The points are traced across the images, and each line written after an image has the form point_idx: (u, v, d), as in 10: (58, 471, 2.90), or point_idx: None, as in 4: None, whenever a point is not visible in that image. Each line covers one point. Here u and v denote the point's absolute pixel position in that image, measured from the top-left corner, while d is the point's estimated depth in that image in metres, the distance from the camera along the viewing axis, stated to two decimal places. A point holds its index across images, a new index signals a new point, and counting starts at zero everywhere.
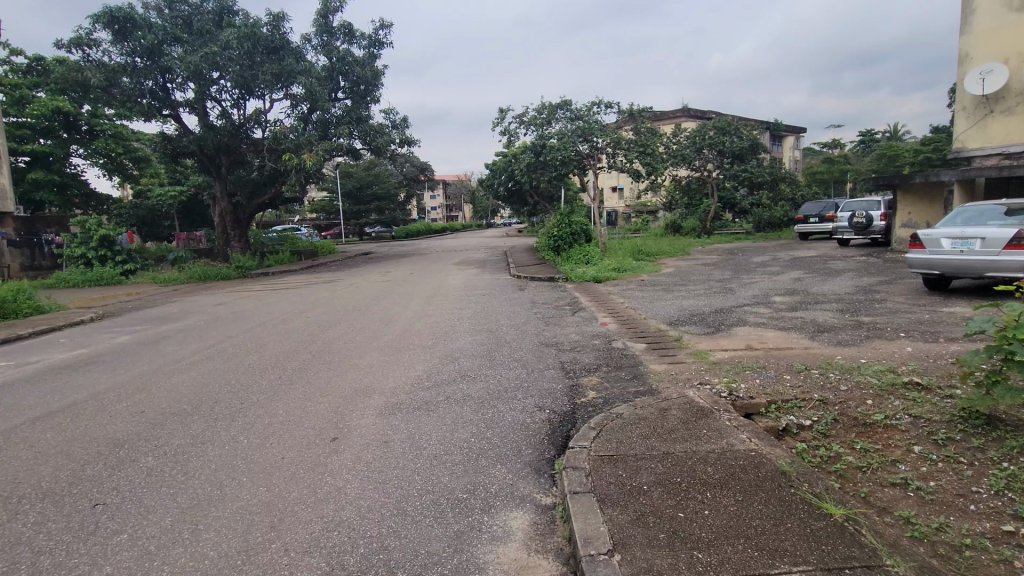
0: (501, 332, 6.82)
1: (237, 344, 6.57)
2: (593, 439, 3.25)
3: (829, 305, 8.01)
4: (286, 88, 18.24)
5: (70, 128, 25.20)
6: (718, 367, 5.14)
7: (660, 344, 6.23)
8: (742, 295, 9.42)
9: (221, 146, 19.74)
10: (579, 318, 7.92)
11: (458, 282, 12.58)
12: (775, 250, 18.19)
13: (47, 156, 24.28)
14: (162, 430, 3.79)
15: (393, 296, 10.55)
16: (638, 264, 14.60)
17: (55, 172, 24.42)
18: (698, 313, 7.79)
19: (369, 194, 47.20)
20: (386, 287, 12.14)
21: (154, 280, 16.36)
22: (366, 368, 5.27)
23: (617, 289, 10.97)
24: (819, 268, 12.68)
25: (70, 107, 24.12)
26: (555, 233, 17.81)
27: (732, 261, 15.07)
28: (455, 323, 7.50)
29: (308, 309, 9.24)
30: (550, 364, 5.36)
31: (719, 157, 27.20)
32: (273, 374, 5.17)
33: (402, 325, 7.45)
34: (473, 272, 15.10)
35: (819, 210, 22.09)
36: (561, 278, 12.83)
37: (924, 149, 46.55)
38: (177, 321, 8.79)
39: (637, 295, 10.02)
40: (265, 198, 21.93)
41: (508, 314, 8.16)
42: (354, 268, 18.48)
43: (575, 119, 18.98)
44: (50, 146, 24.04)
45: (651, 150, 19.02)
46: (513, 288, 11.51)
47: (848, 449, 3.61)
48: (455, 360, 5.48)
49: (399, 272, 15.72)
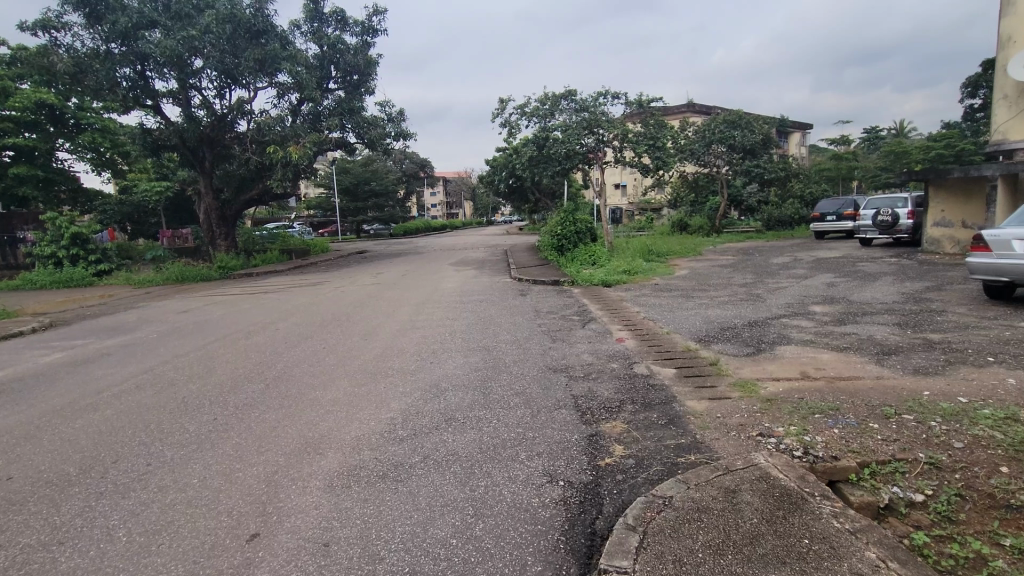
0: (500, 352, 5.71)
1: (181, 367, 5.47)
2: (636, 553, 2.14)
3: (881, 317, 6.89)
4: (272, 76, 17.14)
5: (56, 122, 24.13)
6: (776, 407, 4.00)
7: (693, 369, 5.11)
8: (773, 303, 8.30)
9: (204, 138, 18.63)
10: (592, 333, 6.80)
11: (454, 286, 11.46)
12: (793, 250, 17.06)
13: (31, 151, 23.16)
14: (19, 514, 2.70)
15: (380, 303, 9.45)
16: (650, 265, 13.50)
17: (40, 167, 23.33)
18: (729, 327, 6.68)
19: (366, 190, 46.10)
20: (374, 292, 11.04)
21: (129, 281, 15.26)
22: (326, 406, 4.17)
23: (629, 295, 9.86)
24: (850, 270, 11.54)
25: (54, 99, 22.86)
26: (559, 232, 16.70)
27: (751, 262, 13.97)
28: (446, 338, 6.39)
29: (279, 319, 8.15)
30: (560, 401, 4.23)
31: (730, 153, 26.10)
32: (208, 414, 4.07)
33: (383, 341, 6.35)
34: (471, 273, 13.99)
35: (837, 207, 21.00)
36: (567, 281, 11.73)
37: (936, 145, 45.44)
38: (129, 333, 7.70)
39: (653, 302, 8.91)
40: (253, 194, 20.82)
41: (508, 327, 7.04)
42: (344, 268, 17.37)
43: (580, 111, 17.80)
44: (35, 140, 22.93)
45: (661, 144, 17.90)
46: (515, 293, 10.41)
47: (993, 550, 2.49)
48: (440, 394, 4.37)
49: (392, 273, 14.63)
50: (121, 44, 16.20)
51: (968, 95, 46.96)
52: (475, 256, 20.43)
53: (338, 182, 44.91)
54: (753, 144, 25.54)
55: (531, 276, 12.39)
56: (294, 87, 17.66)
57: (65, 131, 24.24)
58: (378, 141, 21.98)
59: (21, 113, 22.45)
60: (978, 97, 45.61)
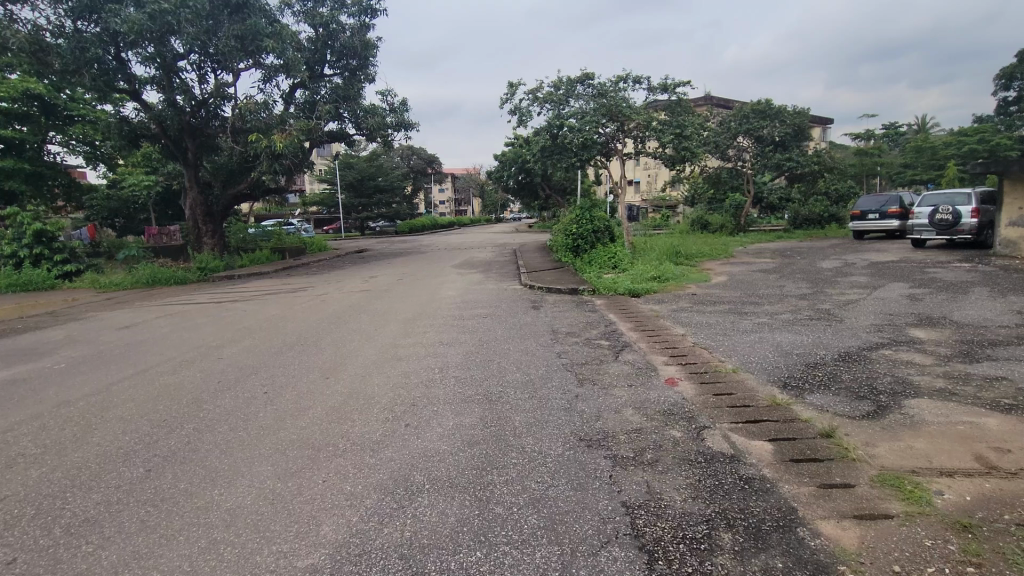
0: (507, 407, 3.99)
1: (49, 428, 3.82)
2: None
3: (1021, 351, 5.11)
4: (257, 57, 15.51)
5: (49, 113, 22.72)
6: (997, 553, 2.25)
7: (800, 444, 3.36)
8: (856, 324, 6.53)
9: (185, 126, 17.03)
10: (630, 371, 5.06)
11: (454, 295, 9.75)
12: (837, 252, 15.26)
13: (20, 144, 21.64)
14: None
15: (363, 317, 7.81)
16: (681, 270, 11.75)
17: (29, 160, 21.78)
18: (818, 365, 4.93)
19: (371, 186, 44.42)
20: (360, 301, 9.42)
21: (95, 284, 13.68)
22: (212, 532, 2.48)
23: (666, 310, 8.10)
24: (924, 278, 9.75)
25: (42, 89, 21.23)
26: (574, 231, 14.98)
27: (797, 267, 12.20)
28: (437, 377, 4.75)
29: (233, 340, 6.54)
30: (606, 524, 2.50)
31: (757, 145, 24.36)
32: (10, 546, 2.40)
33: (350, 382, 4.70)
34: (475, 278, 12.32)
35: (879, 204, 19.22)
36: (587, 290, 9.99)
37: (968, 141, 43.50)
38: (37, 358, 6.09)
39: (700, 321, 7.18)
40: (242, 189, 19.26)
41: (519, 361, 5.33)
42: (336, 270, 15.74)
43: (597, 96, 16.06)
44: (24, 132, 21.39)
45: (690, 133, 16.12)
46: (526, 305, 8.71)
47: None
48: (408, 505, 2.66)
49: (386, 277, 12.96)
50: (92, 22, 14.67)
51: (1003, 89, 44.89)
52: (481, 256, 18.75)
53: (342, 177, 43.31)
54: (784, 135, 23.67)
55: (545, 283, 10.69)
56: (281, 69, 15.99)
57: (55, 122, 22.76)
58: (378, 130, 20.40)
59: (10, 104, 20.94)
60: (1013, 89, 43.54)
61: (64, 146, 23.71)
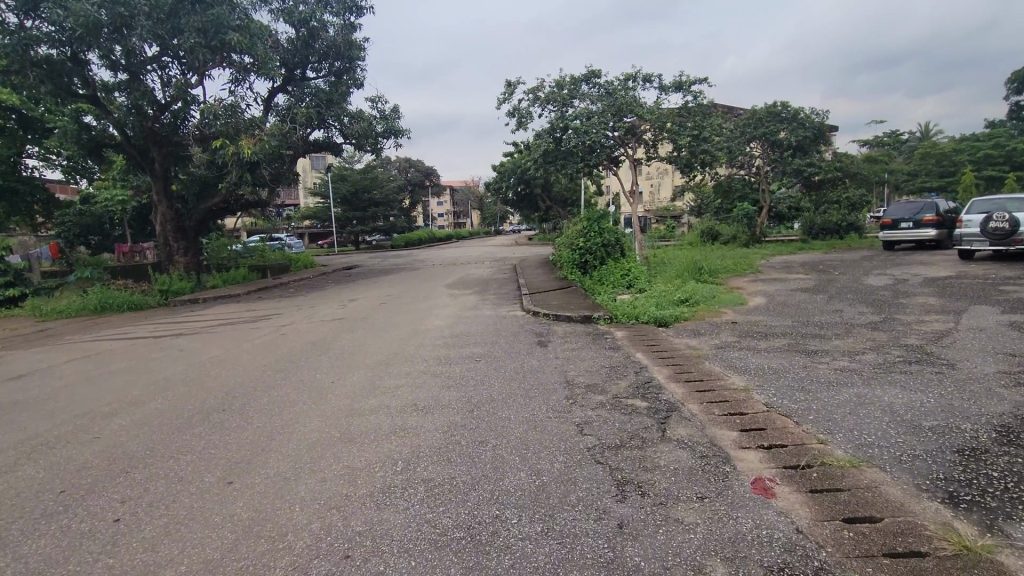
0: (506, 568, 2.30)
1: None
2: None
3: None
4: (225, 55, 13.95)
5: (26, 126, 20.54)
6: None
7: None
8: (975, 369, 4.86)
9: (148, 135, 15.37)
10: (692, 464, 3.34)
11: (443, 326, 8.05)
12: (875, 266, 13.66)
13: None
14: None
15: (321, 360, 6.09)
16: (710, 289, 10.09)
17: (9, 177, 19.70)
18: (976, 453, 3.26)
19: (366, 199, 42.80)
20: (327, 336, 7.70)
21: (36, 310, 11.96)
22: None
23: (707, 346, 6.40)
24: (1011, 299, 8.10)
25: (16, 100, 19.10)
26: (582, 245, 13.32)
27: (842, 285, 10.58)
28: (394, 486, 3.02)
29: (136, 401, 4.82)
30: None
31: (771, 149, 22.80)
32: None
33: (257, 497, 2.98)
34: (470, 301, 10.67)
35: (913, 211, 17.64)
36: (602, 316, 8.32)
37: (982, 146, 42.11)
38: None
39: (759, 363, 5.50)
40: (216, 203, 17.62)
41: (522, 444, 3.63)
42: (315, 291, 14.07)
43: (605, 94, 14.47)
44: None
45: (708, 135, 14.50)
46: (532, 339, 7.04)
47: None
48: None
49: (368, 301, 11.27)
50: (40, 18, 13.17)
51: (1016, 92, 43.68)
52: (478, 273, 17.12)
53: (335, 190, 41.66)
54: (802, 139, 22.08)
55: (552, 308, 9.02)
56: (252, 68, 14.37)
57: (34, 135, 20.81)
58: (366, 138, 18.90)
59: None
60: None
61: (41, 159, 22.11)
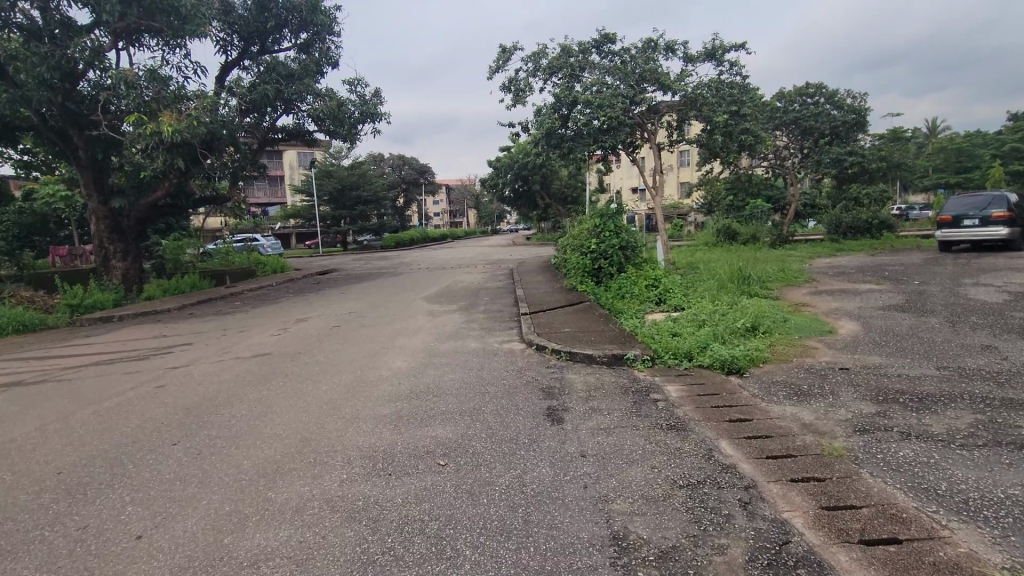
0: None
1: None
2: None
3: None
4: (150, 10, 11.25)
5: None
6: None
7: None
8: None
9: (65, 114, 12.63)
10: None
11: (403, 374, 5.35)
12: (955, 273, 11.03)
13: None
14: None
15: (162, 466, 3.39)
16: (773, 310, 7.43)
17: None
18: None
19: (354, 197, 39.82)
20: (223, 392, 5.01)
21: None
22: None
23: (838, 428, 3.72)
24: None
25: None
26: (594, 248, 10.67)
27: (947, 302, 7.94)
28: None
29: None
30: None
31: (802, 137, 20.19)
32: None
33: None
34: (451, 324, 7.96)
35: (976, 206, 15.04)
36: (637, 356, 5.62)
37: (1008, 138, 39.24)
38: None
39: (983, 489, 2.81)
40: (159, 197, 14.81)
41: None
42: (264, 305, 11.35)
43: (621, 62, 11.79)
44: None
45: (747, 111, 11.86)
46: (538, 404, 4.36)
47: None
48: None
49: (317, 323, 8.53)
50: None
51: None
52: (469, 280, 14.45)
53: (320, 187, 38.87)
54: (836, 126, 19.40)
55: (561, 339, 6.33)
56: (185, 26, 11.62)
57: None
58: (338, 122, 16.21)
59: None
60: None
61: None
